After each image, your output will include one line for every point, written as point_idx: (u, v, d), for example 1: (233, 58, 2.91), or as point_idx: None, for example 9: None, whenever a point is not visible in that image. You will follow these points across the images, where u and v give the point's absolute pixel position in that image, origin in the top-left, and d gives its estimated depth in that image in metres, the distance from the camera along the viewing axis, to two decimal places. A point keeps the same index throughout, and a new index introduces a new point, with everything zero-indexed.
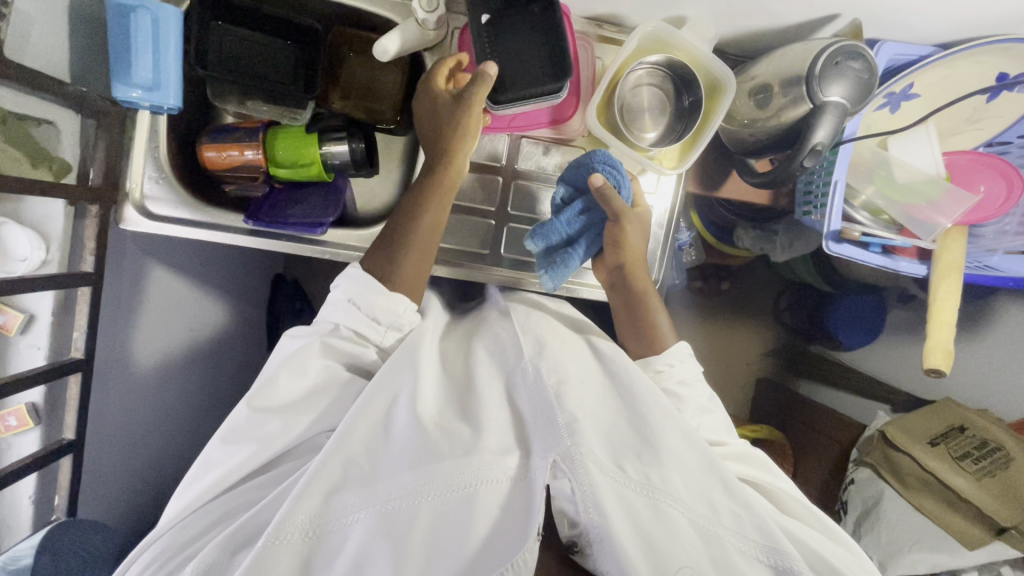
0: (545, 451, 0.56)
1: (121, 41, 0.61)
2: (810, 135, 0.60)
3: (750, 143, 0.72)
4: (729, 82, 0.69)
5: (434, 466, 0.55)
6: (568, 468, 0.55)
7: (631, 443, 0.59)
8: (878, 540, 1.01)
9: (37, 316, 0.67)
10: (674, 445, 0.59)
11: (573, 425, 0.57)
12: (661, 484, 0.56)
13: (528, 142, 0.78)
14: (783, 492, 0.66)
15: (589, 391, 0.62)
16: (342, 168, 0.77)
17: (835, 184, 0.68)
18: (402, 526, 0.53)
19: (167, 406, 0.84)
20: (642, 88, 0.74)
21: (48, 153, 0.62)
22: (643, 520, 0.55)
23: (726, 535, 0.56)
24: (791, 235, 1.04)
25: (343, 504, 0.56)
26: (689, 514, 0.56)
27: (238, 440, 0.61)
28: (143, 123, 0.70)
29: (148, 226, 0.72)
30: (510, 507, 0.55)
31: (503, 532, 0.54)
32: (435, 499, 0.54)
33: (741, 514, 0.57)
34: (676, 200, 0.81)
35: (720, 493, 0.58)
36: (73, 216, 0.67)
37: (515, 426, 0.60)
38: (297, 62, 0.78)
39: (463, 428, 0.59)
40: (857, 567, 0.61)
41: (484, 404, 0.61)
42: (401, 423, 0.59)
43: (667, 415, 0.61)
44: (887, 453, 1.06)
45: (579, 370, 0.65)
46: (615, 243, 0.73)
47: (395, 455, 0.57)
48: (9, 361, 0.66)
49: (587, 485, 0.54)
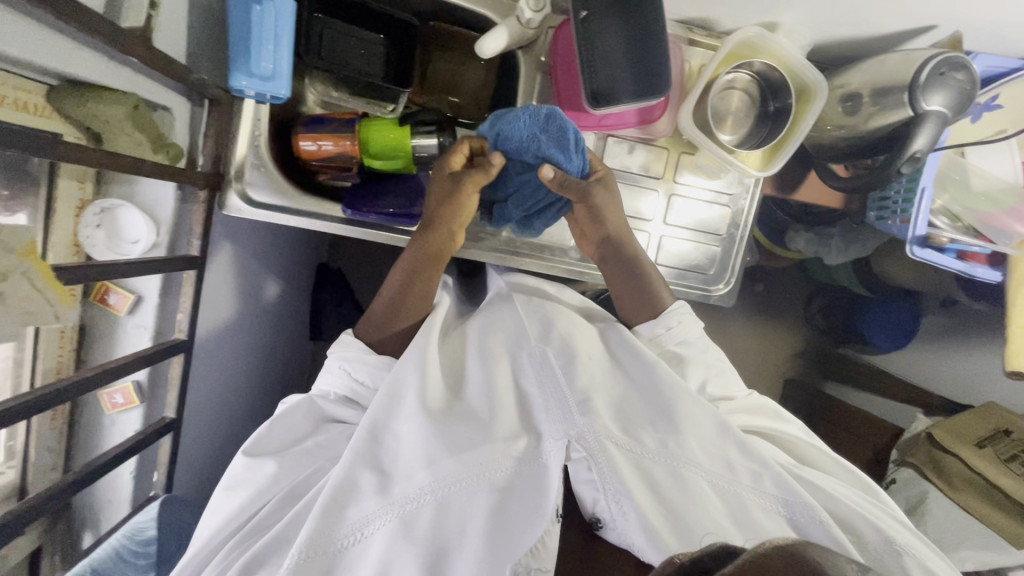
0: (559, 432, 0.58)
1: (241, 32, 0.62)
2: (908, 143, 0.63)
3: (838, 149, 0.74)
4: (822, 89, 0.70)
5: (451, 459, 0.56)
6: (584, 446, 0.57)
7: (644, 415, 0.62)
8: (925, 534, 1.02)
9: (144, 297, 0.69)
10: (688, 413, 0.61)
11: (584, 402, 0.59)
12: (677, 450, 0.59)
13: (614, 141, 0.79)
14: (790, 438, 0.71)
15: (596, 370, 0.64)
16: (426, 161, 0.79)
17: (921, 192, 0.71)
18: (428, 521, 0.54)
19: (221, 385, 0.84)
20: (732, 92, 0.76)
21: (166, 139, 0.63)
22: (666, 489, 0.57)
23: (748, 493, 0.59)
24: (846, 238, 1.07)
25: (362, 513, 0.55)
26: (707, 477, 0.59)
27: (237, 487, 0.62)
28: (247, 111, 0.71)
29: (252, 212, 0.73)
30: (517, 489, 0.56)
31: (523, 509, 0.56)
32: (456, 492, 0.55)
33: (757, 471, 0.59)
34: (753, 200, 0.83)
35: (737, 455, 0.60)
36: (178, 199, 0.69)
37: (522, 407, 0.62)
38: (390, 54, 0.78)
39: (474, 416, 0.61)
40: (875, 508, 0.64)
41: (496, 384, 0.63)
42: (411, 412, 0.59)
43: (678, 388, 0.63)
44: (934, 454, 1.08)
45: (589, 347, 0.67)
46: (593, 218, 0.73)
47: (410, 454, 0.58)
48: (119, 339, 0.68)
49: (606, 463, 0.56)
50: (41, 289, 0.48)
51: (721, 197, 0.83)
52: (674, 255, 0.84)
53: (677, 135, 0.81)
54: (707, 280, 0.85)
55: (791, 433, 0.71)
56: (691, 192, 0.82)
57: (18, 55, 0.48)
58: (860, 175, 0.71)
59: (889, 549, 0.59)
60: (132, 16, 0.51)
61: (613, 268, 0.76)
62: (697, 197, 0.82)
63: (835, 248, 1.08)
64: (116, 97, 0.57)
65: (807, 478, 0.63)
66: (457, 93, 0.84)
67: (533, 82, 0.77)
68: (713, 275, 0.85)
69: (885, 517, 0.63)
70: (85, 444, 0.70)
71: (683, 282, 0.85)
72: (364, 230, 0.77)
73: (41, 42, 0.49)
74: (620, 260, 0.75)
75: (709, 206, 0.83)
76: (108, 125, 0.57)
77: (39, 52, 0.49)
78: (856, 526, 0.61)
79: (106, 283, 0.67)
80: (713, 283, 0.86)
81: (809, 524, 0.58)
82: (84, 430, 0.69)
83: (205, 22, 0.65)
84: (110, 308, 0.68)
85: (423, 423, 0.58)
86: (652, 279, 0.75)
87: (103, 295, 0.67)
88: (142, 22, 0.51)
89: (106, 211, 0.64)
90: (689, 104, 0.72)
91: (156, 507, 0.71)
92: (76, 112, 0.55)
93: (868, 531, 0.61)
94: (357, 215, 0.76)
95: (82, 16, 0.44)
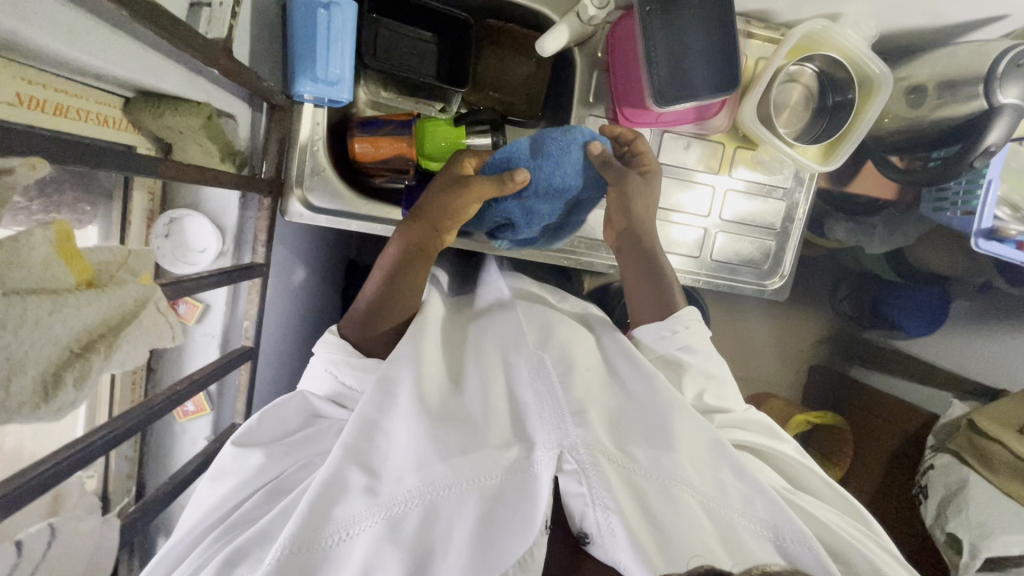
0: (553, 440, 0.50)
1: (306, 37, 0.62)
2: (982, 137, 0.63)
3: (902, 142, 0.73)
4: (887, 81, 0.68)
5: (443, 464, 0.48)
6: (576, 459, 0.49)
7: (638, 429, 0.54)
8: (968, 522, 0.99)
9: (212, 306, 0.70)
10: (685, 428, 0.53)
11: (580, 413, 0.52)
12: (670, 467, 0.51)
13: (670, 137, 0.79)
14: (787, 460, 0.63)
15: (594, 379, 0.57)
16: None
17: (988, 184, 0.70)
18: (414, 528, 0.46)
19: (269, 389, 0.83)
20: (789, 85, 0.75)
21: (232, 146, 0.63)
22: (655, 506, 0.49)
23: (738, 518, 0.51)
24: (890, 226, 1.02)
25: (348, 513, 0.48)
26: (701, 499, 0.51)
27: (224, 477, 0.56)
28: (306, 116, 0.70)
29: (313, 218, 0.72)
30: (511, 498, 0.48)
31: (514, 523, 0.47)
32: (444, 498, 0.47)
33: (752, 495, 0.52)
34: (807, 194, 0.83)
35: (730, 476, 0.53)
36: (242, 207, 0.68)
37: (519, 414, 0.54)
38: (444, 54, 0.78)
39: (469, 418, 0.54)
40: (866, 538, 0.57)
41: (489, 390, 0.55)
42: (407, 411, 0.52)
43: (676, 402, 0.55)
44: (976, 441, 1.06)
45: (587, 358, 0.60)
46: (621, 206, 0.69)
47: (402, 453, 0.50)
48: (189, 347, 0.70)
49: (597, 476, 0.48)
50: (167, 313, 0.40)
51: (776, 191, 0.82)
52: (729, 250, 0.84)
53: (733, 130, 0.80)
54: (761, 275, 0.86)
55: (790, 457, 0.63)
56: (749, 187, 0.82)
57: (112, 72, 0.46)
58: (915, 169, 0.74)
59: None
60: (217, 27, 0.50)
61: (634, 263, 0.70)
62: (754, 191, 0.82)
63: (878, 238, 1.04)
64: (190, 107, 0.55)
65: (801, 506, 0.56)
66: (506, 90, 0.82)
67: (590, 78, 0.77)
68: (767, 270, 0.85)
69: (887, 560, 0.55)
70: (167, 449, 0.72)
71: (738, 277, 0.85)
72: None
73: (140, 60, 0.48)
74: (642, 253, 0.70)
75: (766, 201, 0.82)
76: (181, 135, 0.57)
77: (138, 71, 0.48)
78: (857, 566, 0.53)
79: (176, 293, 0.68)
80: (767, 278, 0.86)
81: (801, 552, 0.50)
82: (163, 435, 0.72)
83: (267, 27, 0.64)
84: (180, 317, 0.69)
85: (414, 421, 0.51)
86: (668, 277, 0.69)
87: (173, 305, 0.69)
88: (225, 33, 0.50)
89: (174, 221, 0.65)
90: (753, 98, 0.72)
91: None
92: (149, 123, 0.55)
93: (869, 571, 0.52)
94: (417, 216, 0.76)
95: (182, 30, 0.43)
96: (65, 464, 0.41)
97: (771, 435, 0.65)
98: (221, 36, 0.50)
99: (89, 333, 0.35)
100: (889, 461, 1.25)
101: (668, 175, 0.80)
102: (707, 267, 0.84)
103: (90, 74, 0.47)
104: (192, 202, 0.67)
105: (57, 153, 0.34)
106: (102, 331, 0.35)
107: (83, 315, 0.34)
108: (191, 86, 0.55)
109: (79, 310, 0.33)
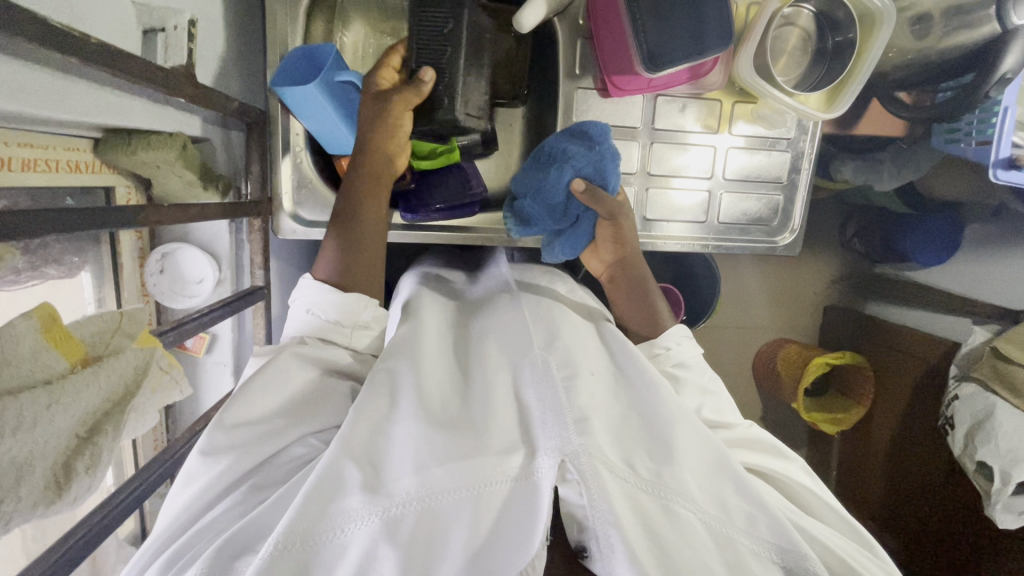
0: (554, 448, 0.48)
1: (351, 121, 0.66)
2: (998, 61, 0.61)
3: (907, 77, 0.70)
4: (888, 14, 0.64)
5: (441, 467, 0.47)
6: (578, 468, 0.47)
7: (641, 441, 0.53)
8: (997, 449, 0.99)
9: (218, 334, 0.69)
10: (686, 439, 0.53)
11: (583, 421, 0.50)
12: (674, 482, 0.50)
13: (664, 100, 0.75)
14: (790, 482, 0.60)
15: (600, 385, 0.56)
16: (468, 149, 0.76)
17: (1004, 110, 0.66)
18: (410, 531, 0.45)
19: None
20: (787, 30, 0.71)
21: (211, 172, 0.61)
22: (655, 523, 0.48)
23: (740, 537, 0.50)
24: (899, 161, 0.98)
25: (344, 509, 0.46)
26: (704, 517, 0.50)
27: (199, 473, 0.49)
28: (283, 129, 0.67)
29: (306, 232, 0.70)
30: (510, 506, 0.47)
31: (511, 535, 0.46)
32: (442, 500, 0.46)
33: (756, 514, 0.51)
34: (812, 141, 0.79)
35: (733, 493, 0.52)
36: (234, 232, 0.66)
37: (523, 417, 0.52)
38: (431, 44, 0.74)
39: (470, 423, 0.52)
40: (870, 563, 0.55)
41: (493, 399, 0.53)
42: (407, 412, 0.51)
43: (681, 413, 0.55)
44: (998, 367, 1.05)
45: (591, 360, 0.58)
46: (616, 238, 0.70)
47: (401, 454, 0.49)
48: (200, 379, 0.70)
49: (598, 488, 0.47)
50: (169, 370, 0.42)
51: (778, 144, 0.79)
52: (736, 210, 0.81)
53: (729, 84, 0.76)
54: (771, 231, 0.83)
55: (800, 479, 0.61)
56: (749, 142, 0.78)
57: (72, 118, 0.44)
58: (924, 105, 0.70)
59: None
60: (174, 52, 0.48)
61: (622, 287, 0.71)
62: (756, 146, 0.79)
63: (887, 174, 0.99)
64: (163, 139, 0.53)
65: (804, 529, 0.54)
66: None
67: (574, 48, 0.73)
68: (776, 225, 0.82)
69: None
70: None
71: (748, 235, 0.83)
72: (426, 233, 0.76)
73: (97, 101, 0.45)
74: (630, 278, 0.71)
75: (769, 154, 0.79)
76: (158, 170, 0.55)
77: (97, 114, 0.45)
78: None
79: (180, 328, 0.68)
80: (777, 234, 0.83)
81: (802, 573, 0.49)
82: None
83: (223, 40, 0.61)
84: (189, 350, 0.68)
85: (417, 426, 0.50)
86: (652, 297, 0.71)
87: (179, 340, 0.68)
88: (185, 57, 0.49)
89: (166, 256, 0.63)
90: (749, 49, 0.68)
91: None
92: (125, 161, 0.53)
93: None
94: (417, 217, 0.75)
95: (136, 67, 0.41)
96: (92, 532, 0.41)
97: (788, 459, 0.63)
98: (180, 63, 0.48)
99: (94, 413, 0.37)
100: (915, 396, 1.23)
101: (666, 140, 0.77)
102: (714, 230, 0.82)
103: (53, 124, 0.44)
104: (182, 234, 0.65)
105: (29, 225, 0.32)
106: (108, 408, 0.37)
107: (82, 398, 0.36)
108: (157, 118, 0.52)
109: (78, 393, 0.35)
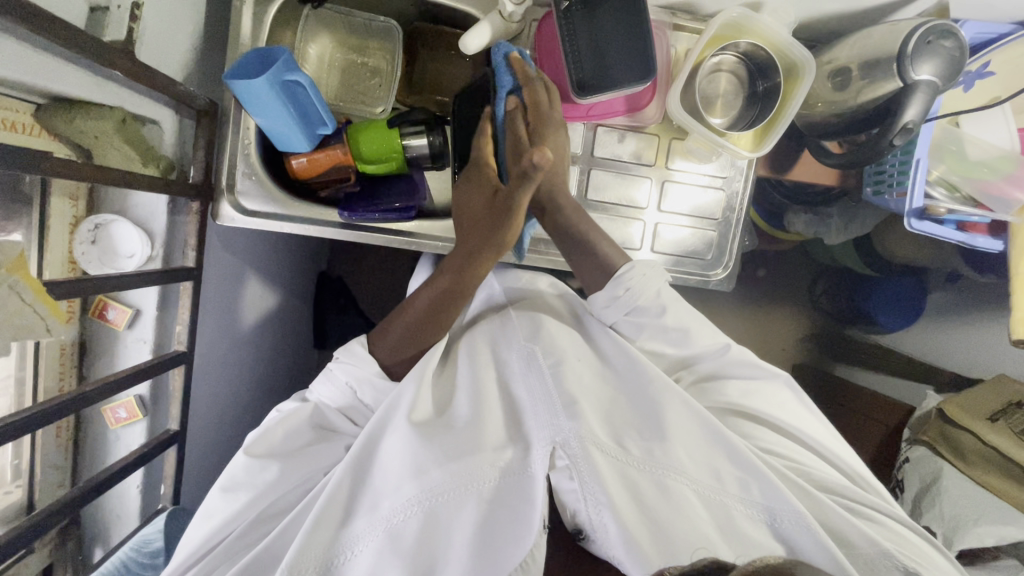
0: (546, 438, 0.56)
1: (299, 116, 0.68)
2: (901, 113, 0.64)
3: (827, 126, 0.74)
4: (810, 65, 0.69)
5: (435, 475, 0.54)
6: (569, 454, 0.55)
7: (634, 423, 0.60)
8: (940, 514, 0.92)
9: (142, 310, 0.69)
10: (677, 418, 0.60)
11: (572, 405, 0.57)
12: (663, 458, 0.57)
13: (604, 130, 0.79)
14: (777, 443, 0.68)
15: (584, 371, 0.63)
16: (418, 161, 0.78)
17: (916, 163, 0.74)
18: (414, 534, 0.53)
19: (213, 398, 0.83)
20: (720, 74, 0.75)
21: (154, 151, 0.64)
22: (646, 496, 0.55)
23: (732, 503, 0.57)
24: (847, 216, 1.01)
25: (355, 530, 0.55)
26: (695, 487, 0.57)
27: (233, 488, 0.60)
28: (235, 121, 0.71)
29: (245, 221, 0.74)
30: (505, 497, 0.54)
31: (512, 528, 0.54)
32: (441, 507, 0.53)
33: (747, 480, 0.58)
34: (746, 181, 0.83)
35: (725, 463, 0.59)
36: (171, 212, 0.69)
37: (511, 417, 0.60)
38: (388, 64, 0.81)
39: (463, 426, 0.59)
40: (863, 510, 0.64)
41: (483, 400, 0.61)
42: (401, 423, 0.57)
43: (666, 388, 0.62)
44: (946, 431, 0.99)
45: (574, 350, 0.65)
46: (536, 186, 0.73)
47: (396, 464, 0.56)
48: (119, 353, 0.70)
49: (587, 468, 0.54)
50: (31, 304, 0.47)
51: (712, 182, 0.82)
52: (672, 242, 0.83)
53: (667, 121, 0.81)
54: (706, 265, 0.85)
55: (783, 420, 0.69)
56: (684, 177, 0.82)
57: (8, 75, 0.48)
58: (858, 150, 0.70)
59: (890, 563, 0.58)
60: (115, 28, 0.52)
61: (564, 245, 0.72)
62: (692, 182, 0.82)
63: (834, 228, 1.03)
64: (101, 111, 0.57)
65: (804, 491, 0.61)
66: (442, 92, 0.84)
67: None
68: (711, 260, 0.85)
69: (876, 530, 0.62)
70: (95, 459, 0.72)
71: (681, 268, 0.85)
72: (362, 233, 0.78)
73: (31, 61, 0.49)
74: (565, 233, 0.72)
75: (705, 191, 0.82)
76: (98, 141, 0.58)
77: (28, 72, 0.49)
78: (852, 542, 0.59)
79: (104, 298, 0.68)
80: (711, 269, 0.85)
81: (805, 540, 0.55)
82: (93, 444, 0.71)
83: (182, 33, 0.66)
84: (109, 322, 0.69)
85: (410, 432, 0.56)
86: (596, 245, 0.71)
87: (101, 311, 0.68)
88: (123, 34, 0.53)
89: (99, 227, 0.64)
90: (677, 88, 0.71)
91: (161, 519, 0.72)
92: (64, 129, 0.56)
93: (866, 545, 0.59)
94: (354, 216, 0.76)
95: (60, 30, 0.44)
96: None
97: (775, 400, 0.71)
98: (119, 39, 0.52)
99: None
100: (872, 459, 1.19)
101: (604, 167, 0.80)
102: (650, 260, 0.84)
103: None
104: (118, 208, 0.68)
105: None
106: None
107: None
108: (96, 89, 0.56)
109: None
